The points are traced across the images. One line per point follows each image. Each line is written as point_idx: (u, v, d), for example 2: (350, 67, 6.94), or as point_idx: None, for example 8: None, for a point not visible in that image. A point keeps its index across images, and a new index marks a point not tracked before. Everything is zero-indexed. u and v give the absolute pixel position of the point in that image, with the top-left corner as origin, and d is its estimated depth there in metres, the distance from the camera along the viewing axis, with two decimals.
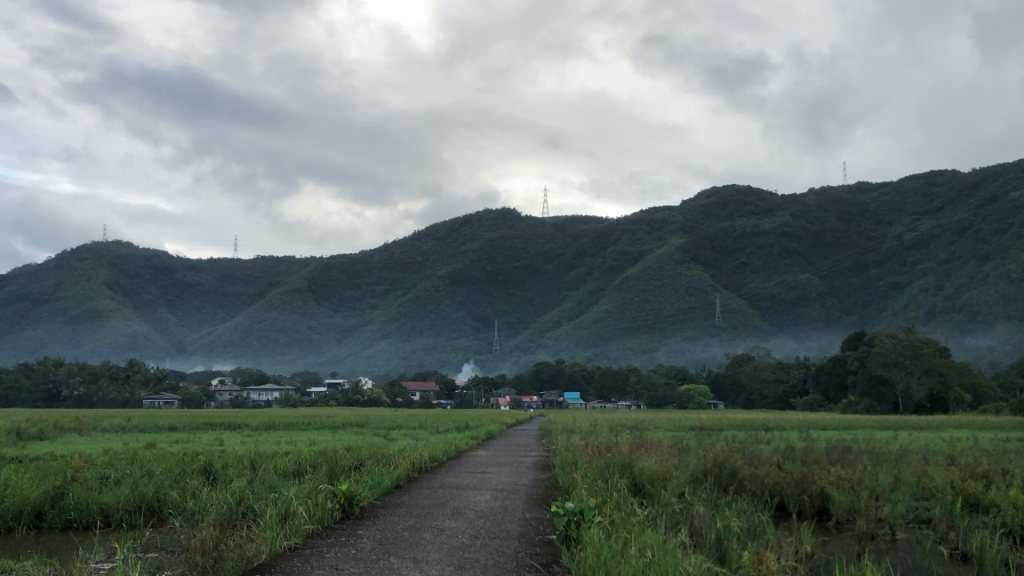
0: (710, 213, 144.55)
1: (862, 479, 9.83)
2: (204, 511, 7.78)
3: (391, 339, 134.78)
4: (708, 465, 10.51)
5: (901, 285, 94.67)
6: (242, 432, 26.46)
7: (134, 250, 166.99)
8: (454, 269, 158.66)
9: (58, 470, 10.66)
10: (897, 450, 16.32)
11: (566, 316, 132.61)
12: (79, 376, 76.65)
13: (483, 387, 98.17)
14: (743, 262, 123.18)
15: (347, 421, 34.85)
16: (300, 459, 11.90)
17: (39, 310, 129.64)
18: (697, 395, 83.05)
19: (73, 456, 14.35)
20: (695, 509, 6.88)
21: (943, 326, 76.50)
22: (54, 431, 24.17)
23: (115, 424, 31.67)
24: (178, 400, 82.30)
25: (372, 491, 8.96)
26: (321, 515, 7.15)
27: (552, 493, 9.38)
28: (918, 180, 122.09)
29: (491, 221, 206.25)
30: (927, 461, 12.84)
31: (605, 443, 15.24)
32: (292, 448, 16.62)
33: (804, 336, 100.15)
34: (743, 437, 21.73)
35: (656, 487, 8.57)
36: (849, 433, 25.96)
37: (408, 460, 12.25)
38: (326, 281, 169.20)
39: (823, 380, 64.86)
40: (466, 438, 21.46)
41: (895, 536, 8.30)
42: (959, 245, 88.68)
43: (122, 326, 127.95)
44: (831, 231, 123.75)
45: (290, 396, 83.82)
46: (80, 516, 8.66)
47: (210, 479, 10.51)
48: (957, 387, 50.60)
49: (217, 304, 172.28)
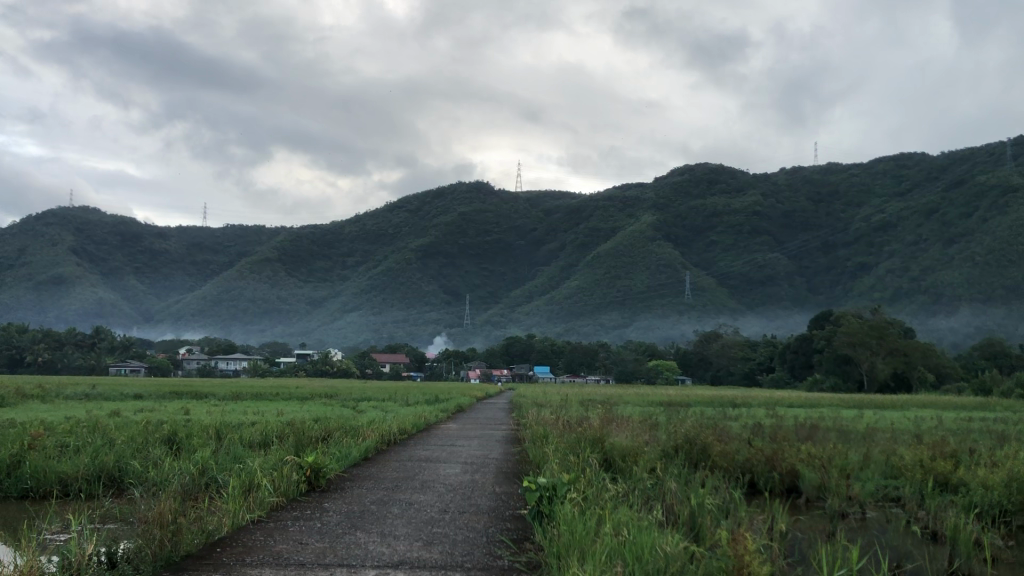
0: (682, 190, 145.09)
1: (833, 457, 9.80)
2: (165, 481, 7.62)
3: (361, 311, 134.24)
4: (678, 440, 10.47)
5: (868, 266, 95.54)
6: (206, 402, 26.02)
7: (102, 217, 164.65)
8: (427, 242, 158.03)
9: (17, 438, 10.33)
10: (865, 429, 16.29)
11: (538, 291, 132.85)
12: (44, 343, 75.48)
13: (453, 360, 98.22)
14: (713, 240, 123.87)
15: (316, 392, 34.56)
16: (266, 430, 11.67)
17: (3, 274, 127.56)
18: (665, 371, 83.42)
19: (33, 423, 13.99)
20: (666, 485, 6.79)
21: (908, 307, 77.40)
22: (15, 398, 23.65)
23: (82, 391, 31.32)
24: (144, 368, 81.39)
25: (339, 464, 8.78)
26: (286, 487, 6.98)
27: (524, 467, 9.32)
28: (888, 162, 123.12)
29: (464, 195, 205.67)
30: (893, 440, 12.86)
31: (575, 417, 15.17)
32: (258, 419, 16.37)
33: (773, 315, 101.03)
34: (713, 413, 21.65)
35: (627, 462, 8.47)
36: (817, 411, 26.11)
37: (376, 431, 12.07)
38: (297, 252, 167.88)
39: (789, 358, 65.45)
40: (436, 411, 21.28)
41: (865, 515, 8.29)
42: (926, 228, 89.53)
43: (88, 293, 126.18)
44: (801, 211, 124.60)
45: (258, 365, 83.39)
46: (37, 486, 8.38)
47: (174, 449, 10.27)
48: (921, 368, 51.38)
49: (185, 273, 170.50)
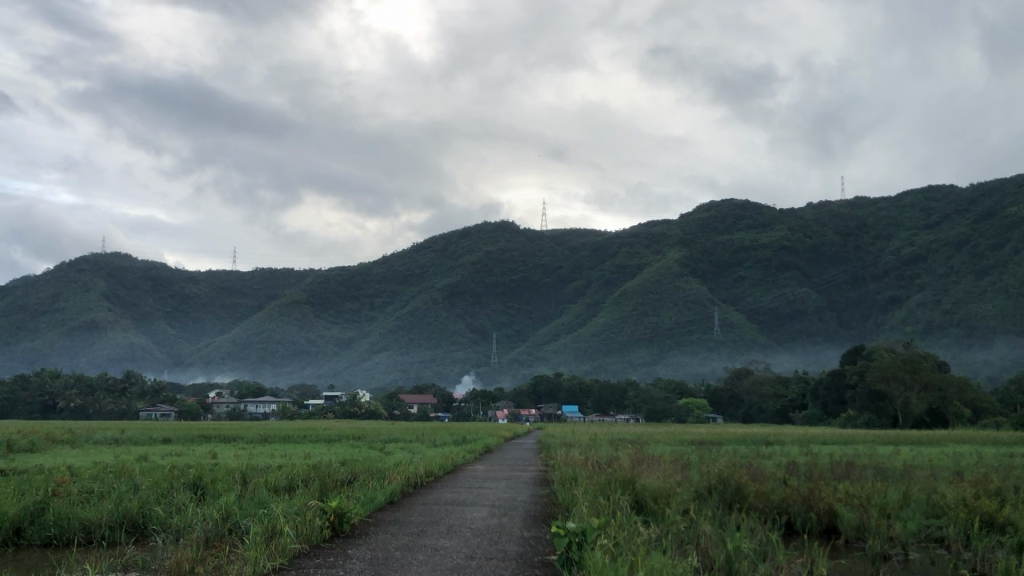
0: (709, 226, 144.85)
1: (872, 497, 9.47)
2: (189, 526, 7.50)
3: (389, 352, 134.48)
4: (712, 480, 10.19)
5: (899, 299, 94.39)
6: (232, 446, 25.90)
7: (133, 263, 167.00)
8: (453, 282, 158.56)
9: (40, 485, 10.24)
10: (903, 466, 15.81)
11: (565, 329, 132.41)
12: (75, 389, 76.18)
13: (481, 401, 97.78)
14: (741, 275, 123.21)
15: (342, 434, 34.39)
16: (292, 474, 11.54)
17: (38, 321, 129.40)
18: (696, 409, 82.50)
19: (60, 469, 13.97)
20: (700, 529, 6.59)
21: (942, 339, 76.15)
22: (43, 444, 23.72)
23: (110, 435, 31.50)
24: (174, 412, 81.61)
25: (366, 508, 8.63)
26: (309, 533, 6.83)
27: (553, 510, 9.10)
28: (915, 195, 122.15)
29: (489, 234, 206.62)
30: (936, 478, 12.40)
31: (605, 457, 14.91)
32: (286, 462, 16.23)
33: (804, 350, 99.87)
34: (745, 452, 21.26)
35: (659, 504, 8.25)
36: (852, 448, 25.57)
37: (403, 474, 11.91)
38: (325, 294, 168.97)
39: (822, 394, 64.44)
40: (463, 452, 21.11)
41: (908, 557, 8.01)
42: (957, 261, 88.54)
43: (120, 338, 127.61)
44: (829, 245, 123.74)
45: (286, 408, 83.47)
46: (61, 533, 8.28)
47: (199, 494, 10.15)
48: (956, 402, 50.21)
49: (215, 317, 171.98)
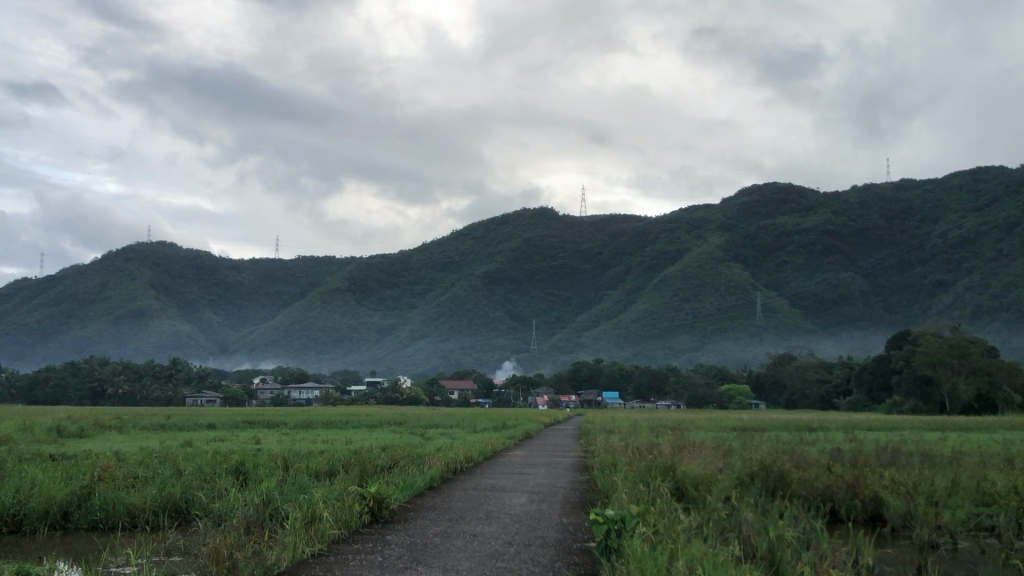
0: (751, 210, 143.37)
1: (920, 483, 9.27)
2: (230, 512, 7.56)
3: (430, 339, 135.26)
4: (754, 467, 10.04)
5: (947, 284, 92.74)
6: (276, 431, 26.19)
7: (178, 251, 169.54)
8: (493, 269, 158.66)
9: (86, 469, 10.42)
10: (949, 452, 15.44)
11: (605, 315, 132.03)
12: (123, 375, 77.54)
13: (521, 387, 98.05)
14: (783, 260, 121.88)
15: (383, 419, 34.61)
16: (332, 459, 11.57)
17: (86, 309, 131.85)
18: (738, 395, 81.93)
19: (106, 454, 14.20)
20: (742, 516, 6.51)
21: (991, 324, 74.66)
22: (91, 429, 24.23)
23: (156, 422, 31.87)
24: (219, 398, 82.94)
25: (405, 493, 8.64)
26: (348, 519, 6.83)
27: (593, 496, 9.06)
28: (963, 177, 119.76)
29: (529, 222, 206.55)
30: (984, 465, 12.13)
31: (645, 443, 14.80)
32: (327, 448, 16.30)
33: (848, 336, 98.62)
34: (788, 438, 20.91)
35: (700, 491, 8.18)
36: (898, 434, 25.20)
37: (442, 459, 11.91)
38: (366, 281, 170.20)
39: (866, 380, 63.59)
40: (503, 438, 21.16)
41: (956, 545, 7.88)
42: (1007, 244, 86.72)
43: (166, 326, 129.86)
44: (875, 229, 121.80)
45: (329, 394, 84.38)
46: (107, 517, 8.39)
47: (241, 480, 10.23)
48: (1006, 388, 48.97)
49: (258, 304, 174.02)
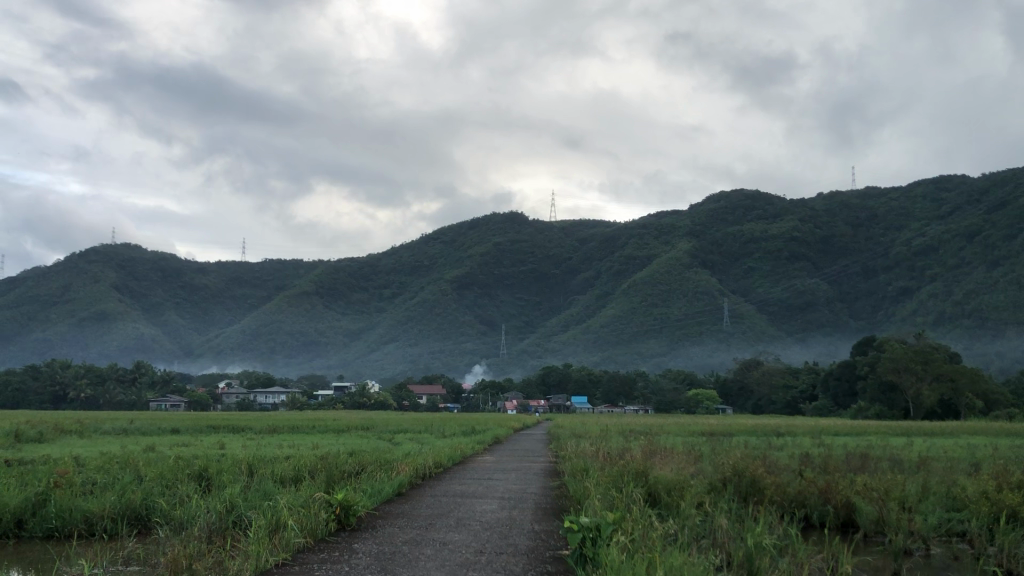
0: (718, 217, 144.65)
1: (892, 489, 9.24)
2: (192, 519, 7.32)
3: (398, 343, 134.65)
4: (727, 472, 9.95)
5: (910, 291, 93.86)
6: (239, 437, 25.71)
7: (143, 253, 167.39)
8: (462, 273, 158.49)
9: (43, 475, 10.08)
10: (917, 458, 15.45)
11: (574, 320, 132.29)
12: (86, 379, 76.21)
13: (490, 392, 97.73)
14: (750, 267, 122.96)
15: (349, 425, 34.23)
16: (299, 465, 11.34)
17: (48, 312, 129.53)
18: (705, 400, 82.29)
19: (63, 458, 13.82)
20: (718, 522, 6.43)
21: (953, 330, 75.56)
22: (52, 434, 23.65)
23: (118, 426, 31.20)
24: (184, 403, 81.67)
25: (372, 499, 8.47)
26: (314, 526, 6.64)
27: (564, 501, 8.94)
28: (926, 185, 121.61)
29: (498, 227, 207.01)
30: (951, 470, 12.14)
31: (616, 449, 14.64)
32: (294, 453, 15.96)
33: (813, 342, 99.48)
34: (760, 444, 20.87)
35: (672, 497, 8.04)
36: (864, 439, 25.29)
37: (410, 465, 11.74)
38: (334, 285, 169.19)
39: (832, 386, 64.08)
40: (471, 443, 20.98)
41: (930, 550, 7.87)
42: (969, 252, 87.95)
43: (130, 329, 127.99)
44: (840, 236, 123.13)
45: (296, 399, 83.62)
46: (62, 526, 8.11)
47: (205, 485, 9.97)
48: (969, 395, 49.66)
49: (225, 308, 172.26)
